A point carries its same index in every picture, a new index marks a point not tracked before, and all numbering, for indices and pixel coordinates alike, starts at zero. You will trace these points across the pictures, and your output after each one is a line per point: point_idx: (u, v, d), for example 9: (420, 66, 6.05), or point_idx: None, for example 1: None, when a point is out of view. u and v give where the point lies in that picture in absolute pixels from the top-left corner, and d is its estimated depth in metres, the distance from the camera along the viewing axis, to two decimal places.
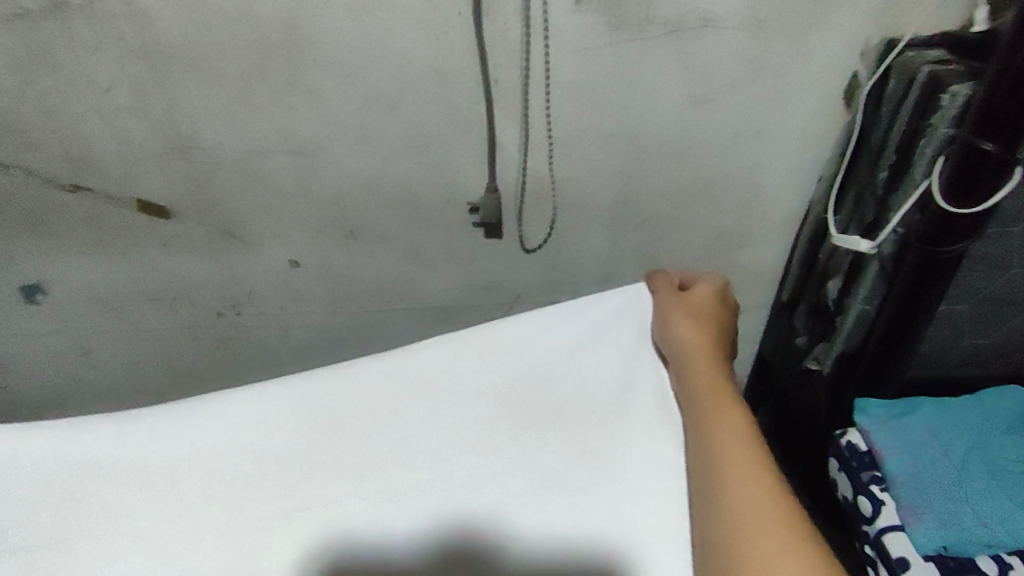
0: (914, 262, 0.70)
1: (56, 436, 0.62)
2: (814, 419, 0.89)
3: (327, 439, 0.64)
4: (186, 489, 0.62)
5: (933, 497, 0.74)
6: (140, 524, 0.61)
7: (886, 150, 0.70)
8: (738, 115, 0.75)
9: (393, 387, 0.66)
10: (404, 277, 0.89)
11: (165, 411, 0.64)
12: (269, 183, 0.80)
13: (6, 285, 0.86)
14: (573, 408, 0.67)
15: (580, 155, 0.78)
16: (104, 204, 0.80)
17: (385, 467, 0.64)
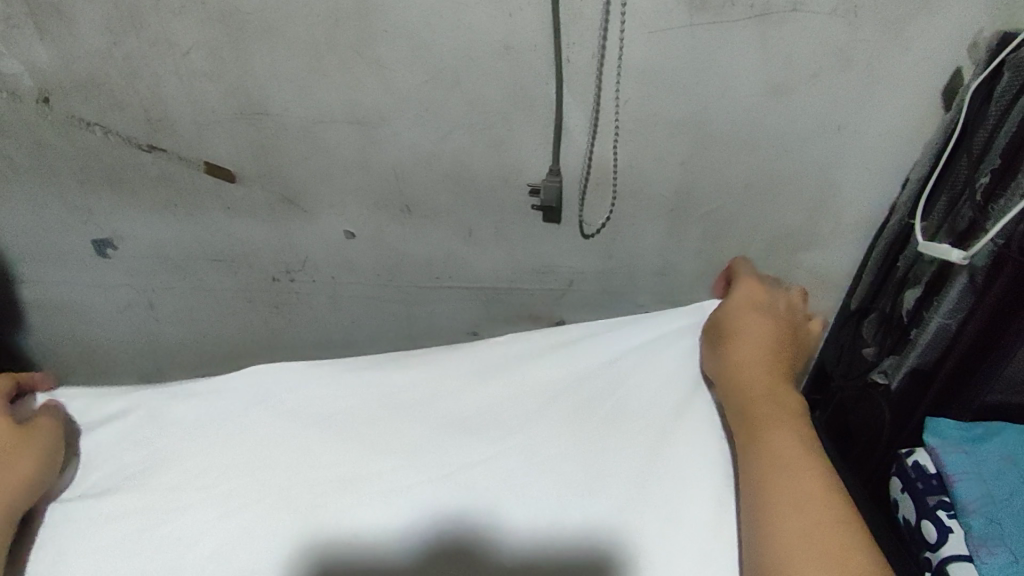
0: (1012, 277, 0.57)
1: (135, 409, 0.67)
2: (872, 436, 0.76)
3: (374, 421, 0.66)
4: (242, 454, 0.64)
5: (1009, 528, 0.61)
6: (196, 481, 0.63)
7: (991, 155, 0.63)
8: (821, 108, 0.69)
9: (446, 377, 0.69)
10: (454, 255, 0.89)
11: (235, 380, 0.68)
12: (331, 154, 0.80)
13: (84, 236, 0.92)
14: (632, 410, 0.66)
15: (646, 142, 0.74)
16: (175, 164, 0.83)
17: (427, 450, 0.64)
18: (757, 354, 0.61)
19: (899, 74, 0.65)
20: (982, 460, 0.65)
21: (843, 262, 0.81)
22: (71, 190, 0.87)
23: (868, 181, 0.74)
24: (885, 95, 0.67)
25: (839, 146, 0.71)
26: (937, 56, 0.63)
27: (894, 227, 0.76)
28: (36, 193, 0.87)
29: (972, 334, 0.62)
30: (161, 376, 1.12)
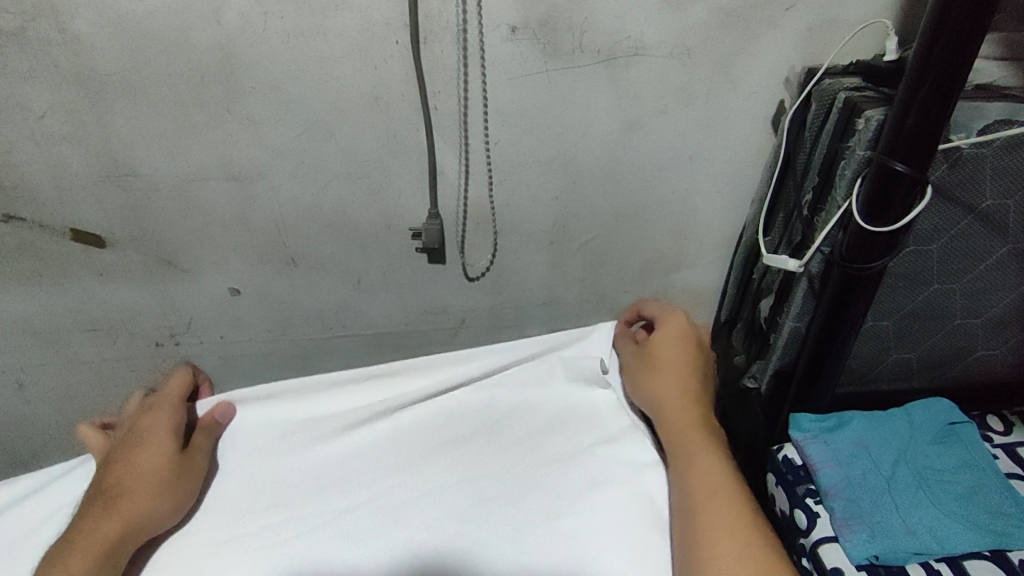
0: (838, 280, 0.63)
1: None
2: (754, 436, 0.82)
3: (257, 491, 0.64)
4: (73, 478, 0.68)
5: (866, 506, 0.64)
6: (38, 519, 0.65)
7: (810, 173, 0.68)
8: (671, 139, 0.75)
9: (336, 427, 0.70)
10: (345, 303, 0.88)
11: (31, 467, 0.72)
12: (207, 212, 0.79)
13: None
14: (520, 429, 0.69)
15: (519, 181, 0.78)
16: (37, 233, 0.79)
17: (305, 502, 0.63)
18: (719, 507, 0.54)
19: (732, 107, 0.73)
20: (838, 446, 0.68)
21: (709, 278, 0.89)
22: None
23: (721, 202, 0.81)
24: (725, 126, 0.74)
25: (692, 172, 0.78)
26: (761, 91, 0.72)
27: (745, 245, 0.83)
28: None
29: (818, 333, 0.68)
30: (36, 460, 1.03)
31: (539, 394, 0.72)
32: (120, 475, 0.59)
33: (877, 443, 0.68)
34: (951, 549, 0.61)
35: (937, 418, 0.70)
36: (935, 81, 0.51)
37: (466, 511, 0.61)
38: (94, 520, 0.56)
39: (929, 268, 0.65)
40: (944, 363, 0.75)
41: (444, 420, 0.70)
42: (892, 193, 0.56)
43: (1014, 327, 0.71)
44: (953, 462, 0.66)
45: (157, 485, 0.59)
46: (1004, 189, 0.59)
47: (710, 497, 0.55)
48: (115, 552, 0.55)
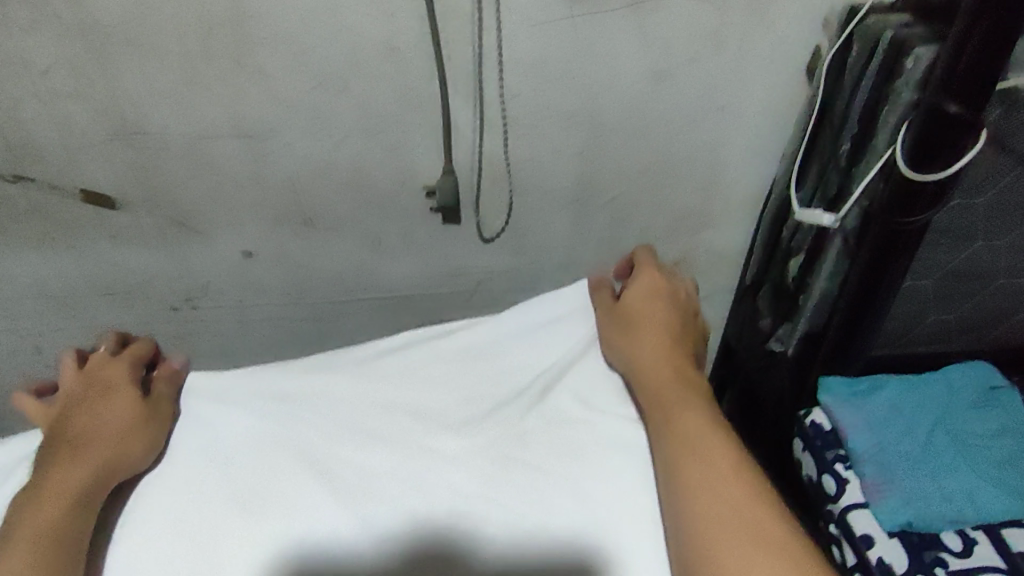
0: (878, 236, 0.60)
1: None
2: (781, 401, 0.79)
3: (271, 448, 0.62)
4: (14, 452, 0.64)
5: (900, 471, 0.62)
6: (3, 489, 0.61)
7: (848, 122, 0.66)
8: (700, 90, 0.71)
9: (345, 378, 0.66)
10: (361, 265, 0.86)
11: None
12: (218, 171, 0.77)
13: None
14: (542, 387, 0.66)
15: (539, 136, 0.75)
16: (48, 195, 0.77)
17: (325, 461, 0.61)
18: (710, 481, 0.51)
19: (766, 55, 0.69)
20: (871, 409, 0.66)
21: (736, 237, 0.86)
22: None
23: (751, 157, 0.78)
24: (757, 75, 0.70)
25: (721, 126, 0.75)
26: (798, 36, 0.67)
27: (775, 201, 0.80)
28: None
29: (851, 293, 0.65)
30: None
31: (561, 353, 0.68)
32: (84, 425, 0.58)
33: (911, 405, 0.65)
34: (987, 515, 0.60)
35: (976, 379, 0.67)
36: (994, 19, 0.47)
37: (489, 477, 0.60)
38: (59, 474, 0.55)
39: (975, 223, 0.61)
40: (985, 325, 0.71)
41: (465, 375, 0.67)
42: (941, 140, 0.52)
43: None
44: (993, 426, 0.64)
45: (123, 435, 0.58)
46: None
47: (697, 469, 0.52)
48: (85, 501, 0.54)
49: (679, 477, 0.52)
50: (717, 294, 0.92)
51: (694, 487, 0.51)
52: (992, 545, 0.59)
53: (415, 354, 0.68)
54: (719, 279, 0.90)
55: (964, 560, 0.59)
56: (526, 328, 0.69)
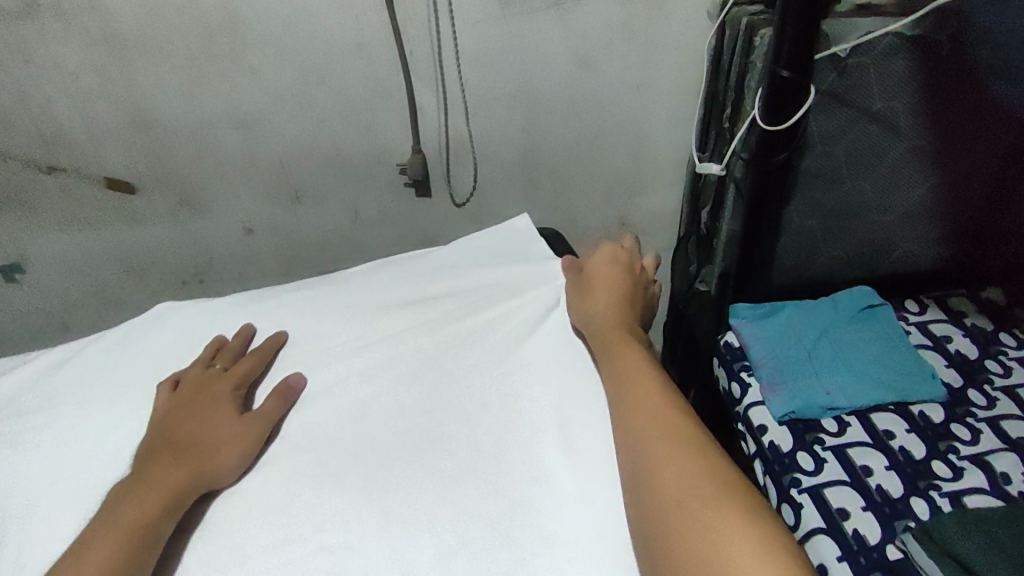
0: (754, 176, 0.74)
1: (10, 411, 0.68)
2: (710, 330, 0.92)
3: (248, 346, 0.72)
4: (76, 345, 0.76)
5: (788, 373, 0.74)
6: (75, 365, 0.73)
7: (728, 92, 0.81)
8: (619, 72, 0.85)
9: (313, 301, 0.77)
10: (345, 235, 1.00)
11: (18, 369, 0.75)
12: (220, 155, 0.91)
13: None
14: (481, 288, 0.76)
15: (488, 116, 0.89)
16: (76, 181, 0.91)
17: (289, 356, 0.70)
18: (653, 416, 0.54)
19: (669, 41, 0.83)
20: (768, 328, 0.79)
21: (668, 198, 0.99)
22: None
23: (672, 127, 0.91)
24: (665, 56, 0.84)
25: (642, 100, 0.88)
26: (694, 24, 0.81)
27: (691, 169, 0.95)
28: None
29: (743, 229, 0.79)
30: None
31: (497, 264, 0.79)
32: (191, 431, 0.60)
33: (801, 324, 0.79)
34: (859, 404, 0.71)
35: (857, 302, 0.80)
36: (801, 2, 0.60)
37: (425, 349, 0.68)
38: (157, 481, 0.55)
39: (836, 166, 0.75)
40: (873, 260, 0.84)
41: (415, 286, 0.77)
42: (783, 98, 0.66)
43: (928, 220, 0.81)
44: (866, 336, 0.77)
45: (215, 451, 0.58)
46: (890, 91, 0.70)
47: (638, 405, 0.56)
48: (154, 525, 0.52)
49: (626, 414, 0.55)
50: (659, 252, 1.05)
51: (638, 420, 0.54)
52: (862, 424, 0.70)
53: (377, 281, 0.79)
54: (658, 237, 1.03)
55: (839, 437, 0.70)
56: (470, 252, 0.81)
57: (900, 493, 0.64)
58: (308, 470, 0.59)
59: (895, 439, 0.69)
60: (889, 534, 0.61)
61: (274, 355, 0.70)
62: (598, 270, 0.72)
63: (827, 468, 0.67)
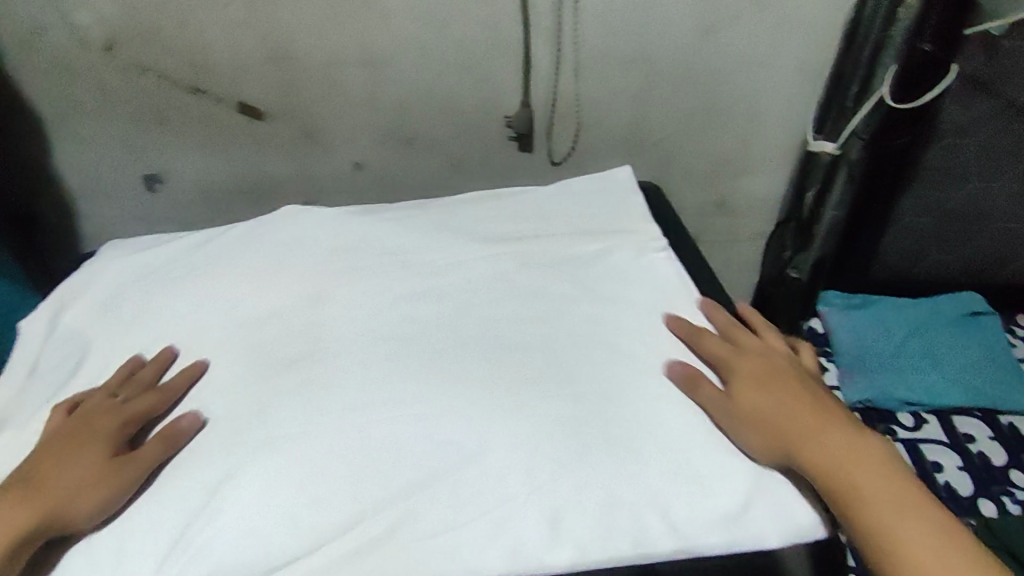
0: (872, 155, 0.91)
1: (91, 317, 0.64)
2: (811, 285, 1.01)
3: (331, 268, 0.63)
4: (152, 251, 0.69)
5: (869, 365, 0.99)
6: (154, 273, 0.66)
7: (880, 55, 0.82)
8: (740, 45, 0.85)
9: (400, 220, 0.69)
10: (447, 181, 1.04)
11: (100, 267, 0.69)
12: (344, 91, 0.96)
13: (132, 172, 1.06)
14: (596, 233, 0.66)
15: (600, 79, 0.90)
16: (216, 104, 0.99)
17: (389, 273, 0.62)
18: (857, 463, 0.49)
19: (797, 17, 0.82)
20: (859, 321, 1.04)
21: (771, 185, 0.97)
22: (127, 130, 1.01)
23: (783, 110, 0.90)
24: (788, 36, 0.84)
25: (758, 79, 0.88)
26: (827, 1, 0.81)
27: (800, 155, 0.95)
28: (92, 131, 1.01)
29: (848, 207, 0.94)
30: None
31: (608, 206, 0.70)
32: (52, 470, 0.51)
33: (892, 322, 1.02)
34: (935, 402, 0.94)
35: (953, 309, 1.03)
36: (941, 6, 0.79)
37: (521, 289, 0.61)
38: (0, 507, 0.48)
39: (938, 159, 0.93)
40: (945, 240, 1.01)
41: (520, 221, 0.69)
42: (920, 76, 0.85)
43: (999, 209, 0.98)
44: (963, 343, 0.99)
45: (79, 485, 0.50)
46: (982, 104, 0.89)
47: (840, 465, 0.49)
48: None
49: (828, 476, 0.48)
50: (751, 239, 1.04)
51: (843, 481, 0.48)
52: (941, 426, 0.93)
53: (475, 210, 0.71)
54: (755, 223, 1.01)
55: (914, 432, 0.92)
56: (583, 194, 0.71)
57: (969, 492, 0.87)
58: (390, 394, 0.53)
59: (975, 444, 0.91)
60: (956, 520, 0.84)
61: (184, 393, 0.56)
62: (715, 342, 0.57)
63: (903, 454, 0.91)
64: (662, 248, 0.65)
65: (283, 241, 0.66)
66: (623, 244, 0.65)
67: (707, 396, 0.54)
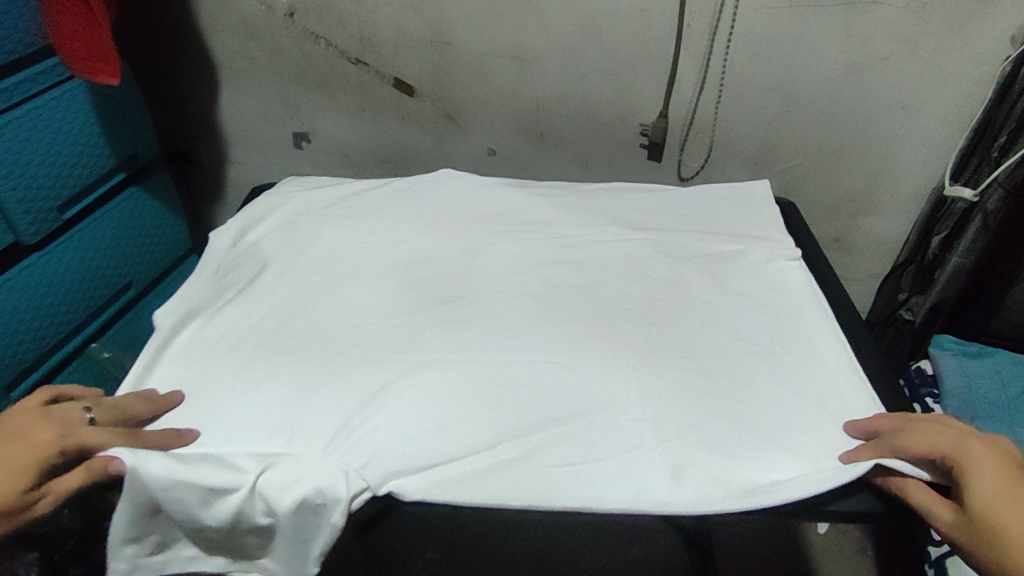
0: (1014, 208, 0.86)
1: (269, 223, 0.75)
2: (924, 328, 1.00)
3: (482, 231, 0.73)
4: (330, 186, 0.80)
5: (977, 406, 0.88)
6: (330, 202, 0.77)
7: None
8: (886, 84, 0.88)
9: (545, 198, 0.78)
10: (571, 176, 1.10)
11: (281, 191, 0.80)
12: (490, 81, 1.02)
13: (286, 127, 1.17)
14: (724, 232, 0.74)
15: (739, 102, 0.93)
16: (372, 77, 1.07)
17: (533, 237, 0.72)
18: None
19: (949, 64, 0.84)
20: (975, 366, 0.93)
21: (894, 225, 1.00)
22: (292, 88, 1.11)
23: (920, 154, 0.92)
24: (938, 81, 0.86)
25: (900, 120, 0.90)
26: (985, 52, 0.82)
27: (932, 198, 0.95)
28: (262, 85, 1.12)
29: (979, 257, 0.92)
30: None
31: (737, 213, 0.77)
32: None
33: (1011, 375, 0.91)
34: None
35: None
36: None
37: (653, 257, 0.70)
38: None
39: None
40: None
41: (654, 211, 0.77)
42: None
43: None
44: None
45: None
46: None
47: None
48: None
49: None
50: (864, 277, 1.07)
51: None
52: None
53: (614, 198, 0.79)
54: (870, 262, 1.04)
55: None
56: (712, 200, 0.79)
57: None
58: (530, 333, 0.61)
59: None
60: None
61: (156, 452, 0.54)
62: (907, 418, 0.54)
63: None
64: (793, 257, 0.70)
65: (455, 197, 0.77)
66: (757, 250, 0.71)
67: (912, 440, 0.51)
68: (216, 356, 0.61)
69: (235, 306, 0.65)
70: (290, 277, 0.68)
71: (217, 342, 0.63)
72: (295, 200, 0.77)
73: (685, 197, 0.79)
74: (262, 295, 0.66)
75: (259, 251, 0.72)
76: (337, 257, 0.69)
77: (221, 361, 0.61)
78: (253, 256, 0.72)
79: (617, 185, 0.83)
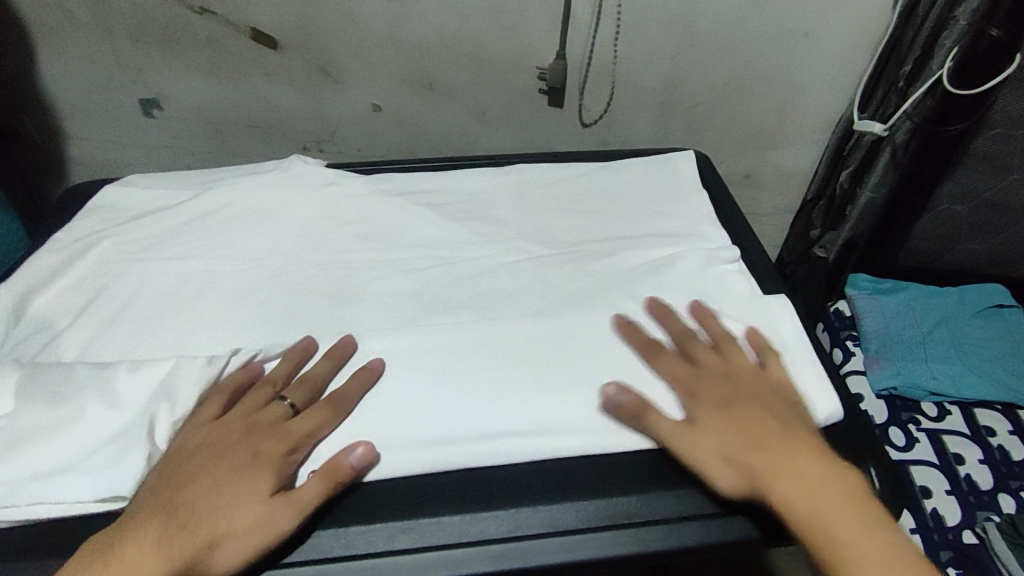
0: (923, 138, 0.87)
1: (105, 262, 0.70)
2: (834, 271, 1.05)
3: (371, 262, 0.71)
4: (196, 207, 0.75)
5: (895, 352, 0.96)
6: (197, 221, 0.74)
7: (942, 38, 0.80)
8: (791, 9, 0.82)
9: (431, 218, 0.75)
10: (465, 131, 0.99)
11: (142, 210, 0.76)
12: (361, 25, 0.88)
13: (127, 94, 0.97)
14: (608, 215, 0.77)
15: (640, 36, 0.86)
16: (224, 28, 0.90)
17: (422, 260, 0.71)
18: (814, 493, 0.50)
19: None
20: (888, 306, 1.01)
21: (803, 157, 0.98)
22: (125, 48, 0.92)
23: (827, 84, 0.89)
24: (845, 6, 0.81)
25: (806, 48, 0.86)
26: None
27: (838, 130, 0.94)
28: (84, 46, 0.92)
29: (892, 192, 0.93)
30: None
31: (628, 192, 0.80)
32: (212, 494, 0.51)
33: (921, 311, 1.00)
34: (957, 393, 0.91)
35: (983, 298, 1.00)
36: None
37: (552, 276, 0.70)
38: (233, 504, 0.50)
39: (1014, 154, 0.90)
40: (1006, 261, 1.04)
41: (542, 211, 0.78)
42: (983, 65, 0.79)
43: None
44: (988, 334, 0.97)
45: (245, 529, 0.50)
46: None
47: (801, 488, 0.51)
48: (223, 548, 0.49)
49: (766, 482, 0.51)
50: (774, 212, 1.07)
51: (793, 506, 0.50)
52: (963, 416, 0.91)
53: (520, 193, 0.80)
54: (778, 195, 1.04)
55: (905, 451, 0.88)
56: (595, 178, 0.82)
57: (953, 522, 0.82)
58: (444, 359, 0.61)
59: (995, 437, 0.89)
60: (962, 513, 0.83)
61: None
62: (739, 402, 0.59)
63: (913, 447, 0.89)
64: (731, 258, 0.71)
65: (344, 206, 0.76)
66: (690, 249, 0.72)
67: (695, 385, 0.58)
68: (17, 461, 0.54)
69: (37, 400, 0.56)
70: (119, 333, 0.65)
71: (19, 447, 0.54)
72: (106, 244, 0.72)
73: (578, 183, 0.81)
74: (70, 402, 0.56)
75: (89, 295, 0.68)
76: (185, 337, 0.64)
77: (31, 457, 0.54)
78: (59, 321, 0.66)
79: (510, 171, 0.82)
